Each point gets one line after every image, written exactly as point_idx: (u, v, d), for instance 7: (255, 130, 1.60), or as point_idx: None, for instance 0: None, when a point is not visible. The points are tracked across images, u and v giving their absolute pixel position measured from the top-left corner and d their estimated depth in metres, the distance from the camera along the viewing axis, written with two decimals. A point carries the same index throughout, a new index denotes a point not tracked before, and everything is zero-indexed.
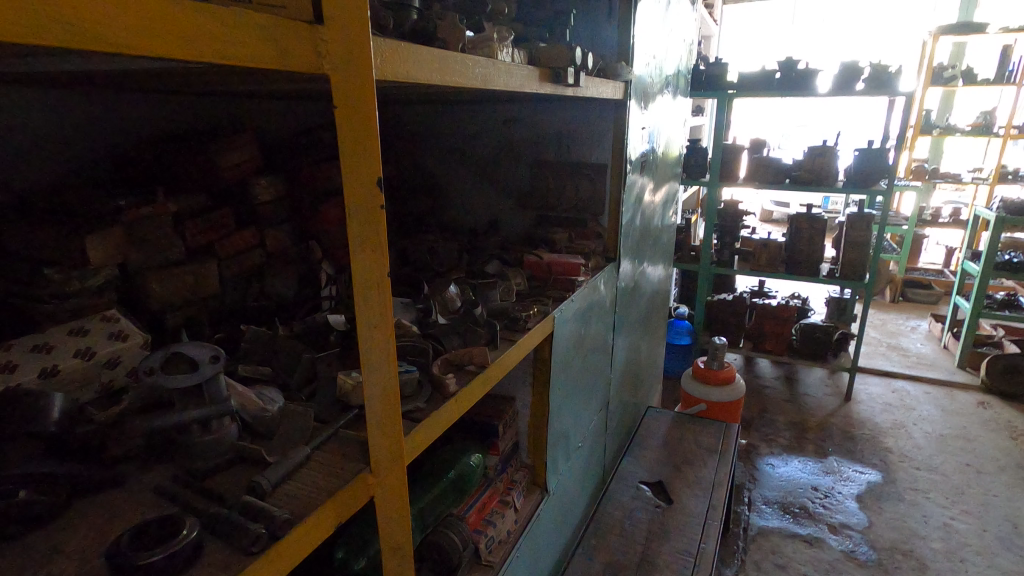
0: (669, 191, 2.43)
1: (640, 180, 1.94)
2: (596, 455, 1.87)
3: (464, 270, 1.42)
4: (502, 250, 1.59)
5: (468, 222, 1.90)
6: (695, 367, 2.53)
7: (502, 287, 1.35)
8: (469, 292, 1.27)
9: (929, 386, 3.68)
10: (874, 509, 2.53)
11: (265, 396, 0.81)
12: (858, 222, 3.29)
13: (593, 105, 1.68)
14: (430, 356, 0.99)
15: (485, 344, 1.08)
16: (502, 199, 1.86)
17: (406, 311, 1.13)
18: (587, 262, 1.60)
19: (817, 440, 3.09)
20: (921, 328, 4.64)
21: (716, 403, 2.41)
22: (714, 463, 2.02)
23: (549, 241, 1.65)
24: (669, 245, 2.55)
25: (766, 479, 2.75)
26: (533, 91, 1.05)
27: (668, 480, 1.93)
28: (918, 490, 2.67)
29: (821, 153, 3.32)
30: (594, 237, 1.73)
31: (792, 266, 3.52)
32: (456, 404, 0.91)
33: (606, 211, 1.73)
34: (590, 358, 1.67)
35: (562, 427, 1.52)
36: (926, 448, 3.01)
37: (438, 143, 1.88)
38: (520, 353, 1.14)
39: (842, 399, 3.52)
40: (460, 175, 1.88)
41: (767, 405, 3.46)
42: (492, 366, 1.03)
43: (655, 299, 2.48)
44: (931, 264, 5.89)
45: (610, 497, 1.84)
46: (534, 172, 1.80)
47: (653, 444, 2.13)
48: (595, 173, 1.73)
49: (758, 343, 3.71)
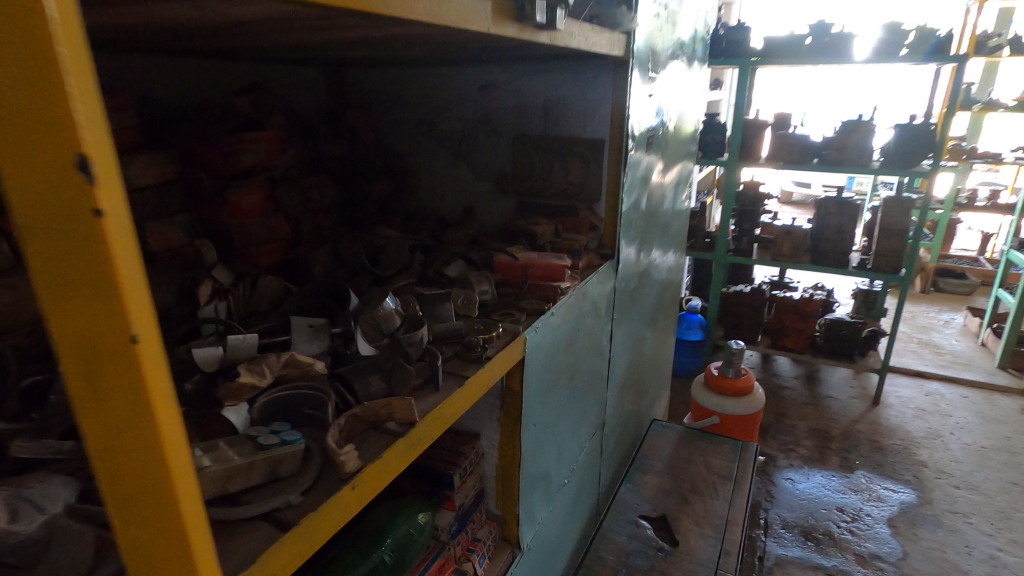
0: (682, 171, 2.10)
1: (647, 160, 1.61)
2: (588, 486, 1.60)
3: (416, 274, 1.12)
4: (471, 246, 1.29)
5: (439, 209, 1.60)
6: (707, 374, 2.23)
7: (462, 298, 1.05)
8: (415, 307, 0.97)
9: (965, 390, 3.35)
10: (909, 537, 2.24)
11: (46, 492, 0.53)
12: (895, 208, 2.93)
13: (586, 65, 1.35)
14: (331, 413, 0.70)
15: (419, 387, 0.79)
16: (478, 183, 1.55)
17: (318, 337, 0.84)
18: (576, 262, 1.30)
19: (842, 451, 2.78)
20: (955, 322, 4.28)
21: (731, 416, 2.13)
22: (727, 493, 1.73)
23: (530, 235, 1.34)
24: (682, 232, 2.23)
25: (784, 497, 2.46)
26: (484, 31, 0.74)
27: (673, 515, 1.65)
28: (958, 514, 2.37)
29: (856, 128, 2.94)
30: (587, 230, 1.42)
31: (818, 256, 3.18)
32: (353, 492, 0.62)
33: (602, 197, 1.43)
34: (579, 377, 1.38)
35: (543, 466, 1.24)
36: (965, 463, 2.69)
37: (401, 114, 1.56)
38: (471, 395, 0.85)
39: (869, 403, 3.20)
40: (429, 153, 1.57)
41: (786, 408, 3.16)
42: (423, 423, 0.74)
43: (663, 295, 2.17)
44: (965, 251, 5.48)
45: (604, 536, 1.57)
46: (515, 150, 1.48)
47: (657, 468, 1.85)
48: (589, 151, 1.41)
49: (777, 340, 3.39)
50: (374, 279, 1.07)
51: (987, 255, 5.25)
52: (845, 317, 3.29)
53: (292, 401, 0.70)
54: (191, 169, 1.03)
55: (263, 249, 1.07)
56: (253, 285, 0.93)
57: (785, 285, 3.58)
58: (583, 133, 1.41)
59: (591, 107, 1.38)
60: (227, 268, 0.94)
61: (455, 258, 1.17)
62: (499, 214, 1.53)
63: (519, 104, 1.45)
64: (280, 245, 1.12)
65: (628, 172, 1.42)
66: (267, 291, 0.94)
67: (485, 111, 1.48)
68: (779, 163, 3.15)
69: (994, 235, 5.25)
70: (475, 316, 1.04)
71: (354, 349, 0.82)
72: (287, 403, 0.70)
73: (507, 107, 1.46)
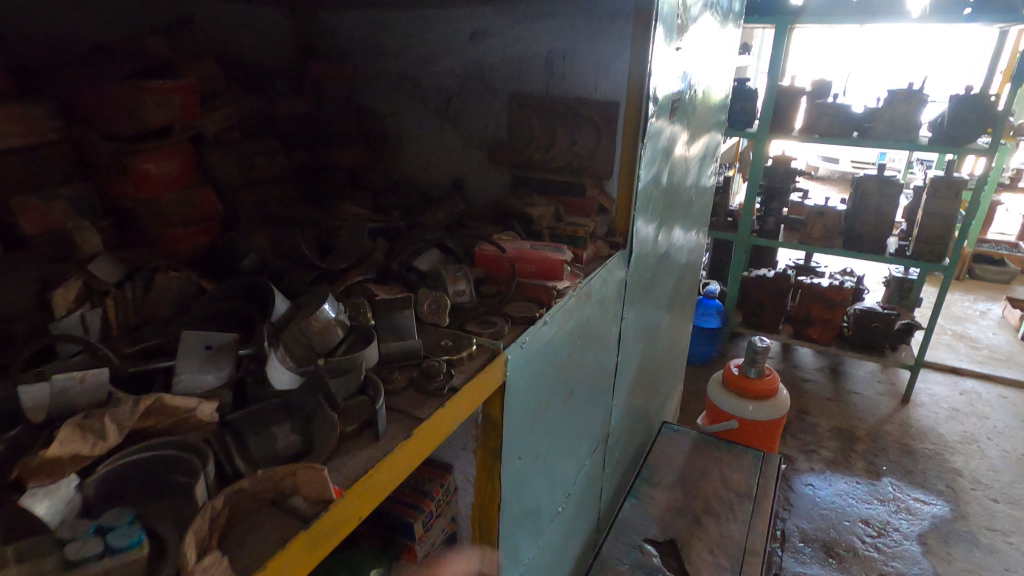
0: (709, 141, 1.82)
1: (671, 126, 1.35)
2: (587, 507, 1.39)
3: (374, 267, 0.89)
4: (451, 231, 1.06)
5: (422, 182, 1.36)
6: (726, 372, 2.01)
7: (430, 302, 0.83)
8: (367, 316, 0.75)
9: (1004, 389, 3.10)
10: (942, 557, 2.04)
11: None
12: (943, 189, 2.62)
13: (599, 9, 1.08)
14: (203, 492, 0.48)
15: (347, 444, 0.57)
16: (466, 153, 1.30)
17: (215, 362, 0.61)
18: (580, 253, 1.06)
19: (868, 454, 2.56)
20: (992, 314, 3.99)
21: (751, 421, 1.92)
22: (746, 514, 1.52)
23: (525, 217, 1.10)
24: (706, 212, 1.95)
25: (804, 505, 2.26)
26: None
27: (684, 540, 1.44)
28: (996, 532, 2.16)
29: (906, 98, 2.61)
30: (595, 212, 1.18)
31: (852, 240, 2.90)
32: None
33: (616, 172, 1.18)
34: (580, 390, 1.15)
35: (532, 500, 1.03)
36: (1004, 473, 2.47)
37: (377, 66, 1.30)
38: (422, 447, 0.63)
39: (898, 401, 2.96)
40: (410, 114, 1.32)
41: (807, 404, 2.93)
42: (344, 496, 0.52)
43: (682, 282, 1.91)
44: (1003, 235, 5.13)
45: (603, 563, 1.37)
46: (511, 113, 1.23)
47: (667, 481, 1.63)
48: (600, 116, 1.15)
49: (801, 330, 3.13)
50: (321, 274, 0.85)
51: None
52: (877, 307, 3.02)
53: (155, 469, 0.49)
54: (79, 127, 0.81)
55: (183, 231, 0.85)
56: (148, 284, 0.71)
57: (811, 270, 3.31)
58: (594, 93, 1.15)
59: (604, 61, 1.11)
60: (116, 260, 0.73)
61: (427, 245, 0.94)
62: (492, 190, 1.29)
63: (516, 55, 1.18)
64: (210, 226, 0.90)
65: (649, 142, 1.16)
66: (167, 291, 0.72)
67: (475, 65, 1.22)
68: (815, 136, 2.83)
69: None
70: (446, 326, 0.82)
71: (268, 382, 0.59)
72: (146, 470, 0.49)
73: (501, 59, 1.20)
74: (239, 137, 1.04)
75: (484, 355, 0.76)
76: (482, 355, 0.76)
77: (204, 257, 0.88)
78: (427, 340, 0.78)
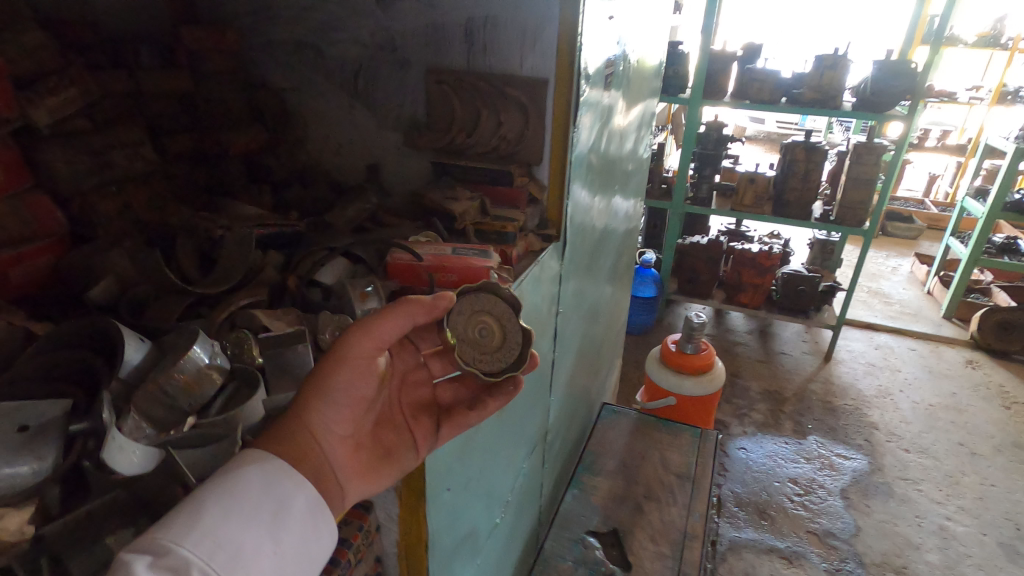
0: (644, 112, 1.74)
1: (608, 100, 1.24)
2: (527, 507, 1.34)
3: (265, 289, 0.75)
4: (360, 234, 0.92)
5: (331, 167, 1.19)
6: (664, 349, 1.99)
7: (333, 328, 0.71)
8: (253, 351, 0.63)
9: (913, 342, 3.31)
10: (861, 509, 2.16)
11: None
12: (866, 153, 2.68)
13: None
14: None
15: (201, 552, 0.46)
16: (378, 135, 1.14)
17: (34, 448, 0.47)
18: (508, 252, 0.95)
19: (795, 414, 2.67)
20: (903, 269, 4.23)
21: (688, 397, 1.92)
22: (685, 497, 1.51)
23: (446, 213, 0.97)
24: (644, 184, 1.89)
25: (736, 469, 2.34)
26: None
27: (626, 529, 1.42)
28: (909, 481, 2.30)
29: (832, 65, 2.61)
30: (524, 203, 1.06)
31: (781, 207, 2.94)
32: None
33: (546, 158, 1.06)
34: (516, 398, 1.07)
35: (466, 524, 0.95)
36: (915, 423, 2.64)
37: (270, 31, 1.12)
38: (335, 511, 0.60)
39: (822, 359, 3.10)
40: (314, 89, 1.15)
41: (739, 368, 3.02)
42: None
43: (621, 258, 1.84)
44: (910, 194, 5.45)
45: (546, 563, 1.33)
46: (429, 91, 1.08)
47: (608, 468, 1.61)
48: (528, 94, 1.02)
49: (733, 295, 3.19)
50: (198, 299, 0.71)
51: (932, 199, 5.24)
52: (803, 271, 3.11)
53: None
54: None
55: (9, 254, 0.69)
56: None
57: (742, 235, 3.36)
58: (521, 69, 1.02)
59: (530, 30, 0.97)
60: None
61: (331, 255, 0.80)
62: (411, 178, 1.15)
63: (430, 24, 1.03)
64: (49, 244, 0.75)
65: (582, 118, 1.06)
66: None
67: (384, 32, 1.06)
68: (746, 102, 2.82)
69: (940, 178, 5.24)
70: None
71: (114, 468, 0.45)
72: None
73: (414, 27, 1.04)
74: (89, 126, 0.87)
75: (517, 343, 0.72)
76: (514, 338, 0.72)
77: (44, 280, 0.73)
78: None
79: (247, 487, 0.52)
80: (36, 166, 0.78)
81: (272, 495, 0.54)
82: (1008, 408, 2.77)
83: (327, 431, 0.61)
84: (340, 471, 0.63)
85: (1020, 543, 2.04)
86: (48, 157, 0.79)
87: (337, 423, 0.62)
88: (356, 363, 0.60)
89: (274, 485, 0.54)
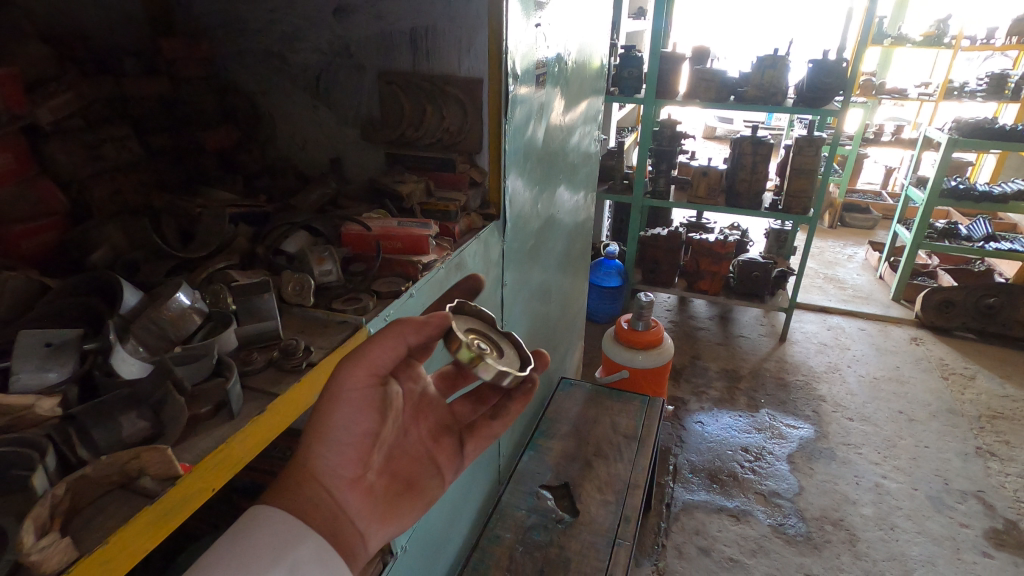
0: (589, 109, 1.92)
1: (543, 97, 1.40)
2: (484, 463, 1.50)
3: (238, 254, 0.91)
4: (320, 213, 1.07)
5: (298, 161, 1.34)
6: (618, 327, 2.16)
7: (293, 285, 0.87)
8: (228, 300, 0.78)
9: (863, 322, 3.52)
10: (806, 471, 2.34)
11: None
12: (806, 146, 2.89)
13: None
14: (47, 461, 0.51)
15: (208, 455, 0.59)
16: (339, 130, 1.29)
17: (57, 359, 0.62)
18: (450, 226, 1.11)
19: (750, 390, 2.86)
20: (858, 256, 4.46)
21: (641, 370, 2.09)
22: (631, 454, 1.68)
23: (396, 195, 1.13)
24: (592, 176, 2.06)
25: (693, 440, 2.51)
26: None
27: (576, 482, 1.58)
28: (850, 445, 2.49)
29: (771, 64, 2.82)
30: (466, 186, 1.22)
31: (733, 198, 3.13)
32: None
33: (484, 147, 1.22)
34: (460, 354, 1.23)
35: None
36: (860, 394, 2.84)
37: (241, 42, 1.28)
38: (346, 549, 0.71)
39: (777, 340, 3.30)
40: (280, 91, 1.30)
41: (700, 351, 3.20)
42: (210, 466, 0.58)
43: (573, 244, 2.01)
44: (869, 186, 5.71)
45: (502, 513, 1.48)
46: (381, 91, 1.24)
47: (562, 432, 1.77)
48: (465, 92, 1.18)
49: (693, 283, 3.37)
50: (181, 263, 0.86)
51: (889, 190, 5.50)
52: (757, 258, 3.30)
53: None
54: None
55: (24, 228, 0.83)
56: None
57: (701, 227, 3.56)
58: (459, 70, 1.18)
59: (464, 37, 1.14)
60: None
61: (294, 229, 0.96)
62: (368, 168, 1.30)
63: (380, 32, 1.19)
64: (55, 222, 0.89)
65: (514, 111, 1.20)
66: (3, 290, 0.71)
67: (341, 40, 1.22)
68: (697, 101, 3.02)
69: (895, 170, 5.51)
70: (312, 305, 0.86)
71: (117, 372, 0.61)
72: None
73: (367, 36, 1.21)
74: (82, 125, 1.01)
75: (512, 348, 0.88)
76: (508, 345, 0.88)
77: (51, 251, 0.86)
78: (291, 324, 0.83)
79: (259, 554, 0.61)
80: (40, 157, 0.93)
81: (286, 560, 0.62)
82: (946, 378, 2.99)
83: (338, 477, 0.72)
84: (356, 515, 0.74)
85: (947, 496, 2.24)
86: (50, 151, 0.94)
87: (345, 469, 0.73)
88: (352, 399, 0.70)
89: (285, 554, 0.63)
